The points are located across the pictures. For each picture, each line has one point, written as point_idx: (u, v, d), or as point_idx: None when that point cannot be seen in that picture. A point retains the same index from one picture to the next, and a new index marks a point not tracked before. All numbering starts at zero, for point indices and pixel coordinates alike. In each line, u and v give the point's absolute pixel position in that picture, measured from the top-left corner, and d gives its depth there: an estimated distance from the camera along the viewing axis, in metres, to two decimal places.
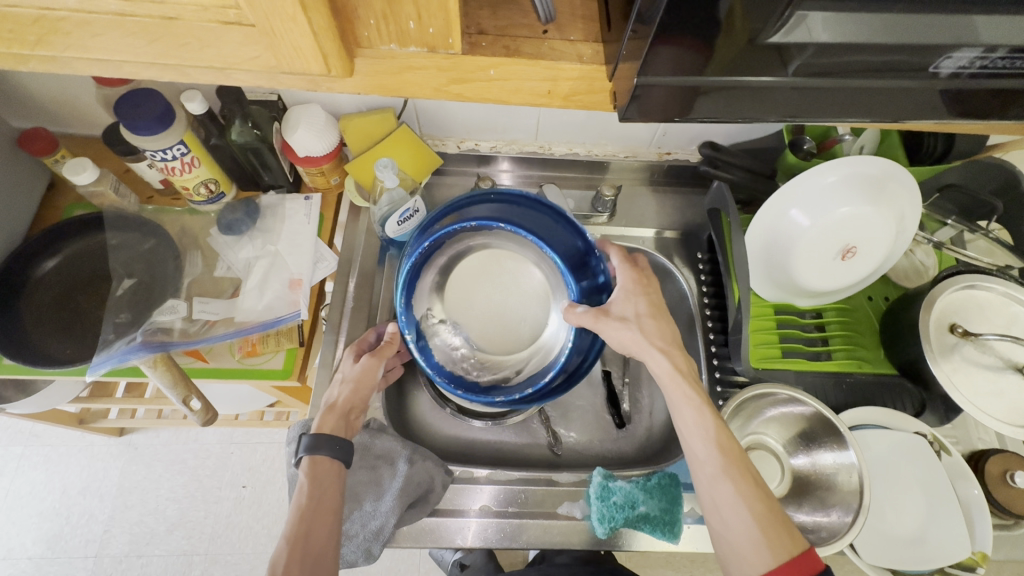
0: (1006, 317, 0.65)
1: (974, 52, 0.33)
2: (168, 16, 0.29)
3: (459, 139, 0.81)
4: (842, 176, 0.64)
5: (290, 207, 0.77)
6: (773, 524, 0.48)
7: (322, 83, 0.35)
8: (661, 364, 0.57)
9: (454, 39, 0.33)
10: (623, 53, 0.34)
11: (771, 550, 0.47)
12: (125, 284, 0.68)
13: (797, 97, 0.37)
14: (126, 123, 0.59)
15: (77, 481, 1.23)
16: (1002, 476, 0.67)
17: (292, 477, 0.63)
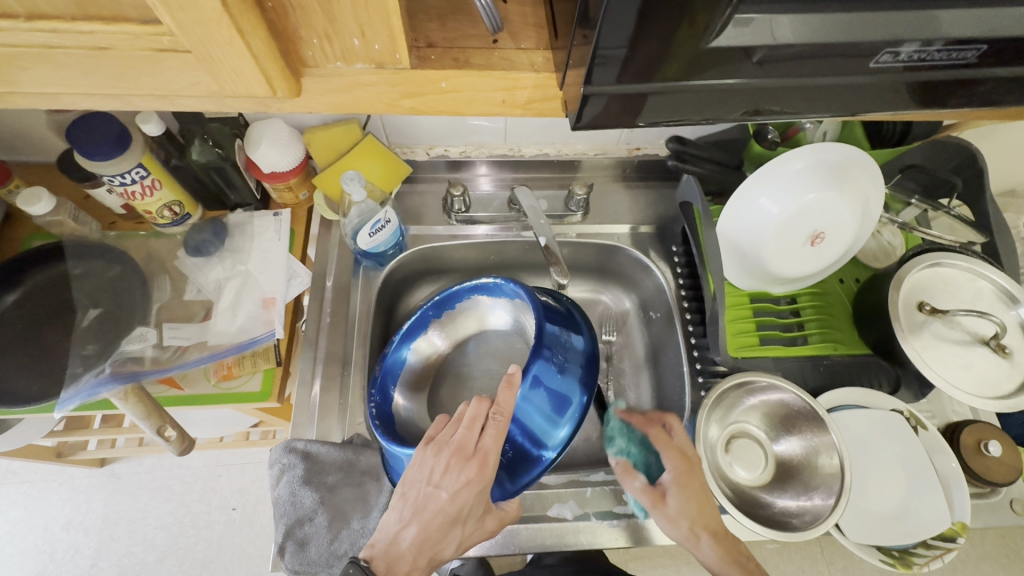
0: (971, 291, 0.66)
1: (912, 47, 0.34)
2: (98, 46, 0.28)
3: (427, 146, 0.81)
4: (808, 163, 0.65)
5: (259, 224, 0.75)
6: None
7: (271, 104, 0.34)
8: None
9: (401, 55, 0.32)
10: (570, 60, 0.34)
11: None
12: (90, 314, 0.65)
13: (751, 94, 0.37)
14: (79, 149, 0.57)
15: (60, 516, 1.20)
16: (976, 446, 0.69)
17: (278, 499, 0.62)
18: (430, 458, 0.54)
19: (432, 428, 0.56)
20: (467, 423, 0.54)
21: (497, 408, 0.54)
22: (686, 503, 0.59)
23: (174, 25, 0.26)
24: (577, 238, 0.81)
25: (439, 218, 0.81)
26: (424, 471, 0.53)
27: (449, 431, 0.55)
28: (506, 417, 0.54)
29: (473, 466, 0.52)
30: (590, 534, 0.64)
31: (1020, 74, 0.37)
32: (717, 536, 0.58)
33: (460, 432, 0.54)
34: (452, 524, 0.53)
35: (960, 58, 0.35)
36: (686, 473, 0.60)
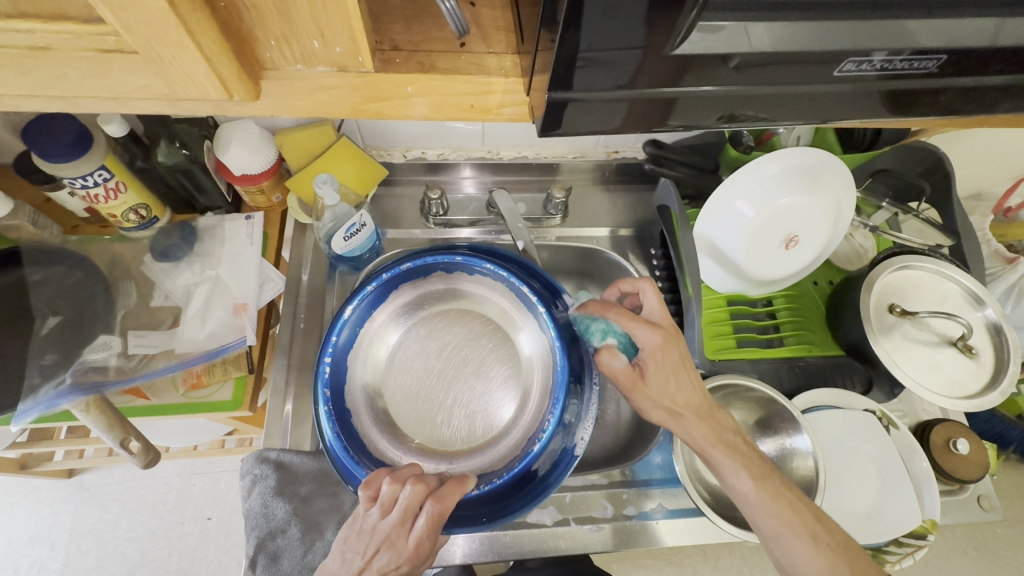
0: (939, 293, 0.68)
1: (876, 57, 0.34)
2: (37, 45, 0.26)
3: (404, 148, 0.80)
4: (781, 168, 0.66)
5: (230, 228, 0.73)
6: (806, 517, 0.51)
7: (231, 108, 0.33)
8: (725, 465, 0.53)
9: (363, 57, 0.31)
10: (536, 65, 0.33)
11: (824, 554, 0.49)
12: (49, 322, 0.62)
13: (722, 101, 0.37)
14: (35, 151, 0.55)
15: (24, 531, 1.15)
16: (945, 444, 0.70)
17: (249, 511, 0.61)
18: (361, 535, 0.49)
19: (360, 501, 0.50)
20: (398, 513, 0.49)
21: (434, 497, 0.50)
22: (664, 381, 0.55)
23: (117, 24, 0.25)
24: (556, 241, 0.81)
25: (416, 221, 0.80)
26: (359, 544, 0.49)
27: (376, 515, 0.49)
28: (443, 507, 0.50)
29: (406, 553, 0.48)
30: (569, 539, 0.64)
31: (980, 84, 0.38)
32: (700, 414, 0.54)
33: (388, 519, 0.49)
34: None
35: (922, 68, 0.36)
36: (663, 348, 0.55)
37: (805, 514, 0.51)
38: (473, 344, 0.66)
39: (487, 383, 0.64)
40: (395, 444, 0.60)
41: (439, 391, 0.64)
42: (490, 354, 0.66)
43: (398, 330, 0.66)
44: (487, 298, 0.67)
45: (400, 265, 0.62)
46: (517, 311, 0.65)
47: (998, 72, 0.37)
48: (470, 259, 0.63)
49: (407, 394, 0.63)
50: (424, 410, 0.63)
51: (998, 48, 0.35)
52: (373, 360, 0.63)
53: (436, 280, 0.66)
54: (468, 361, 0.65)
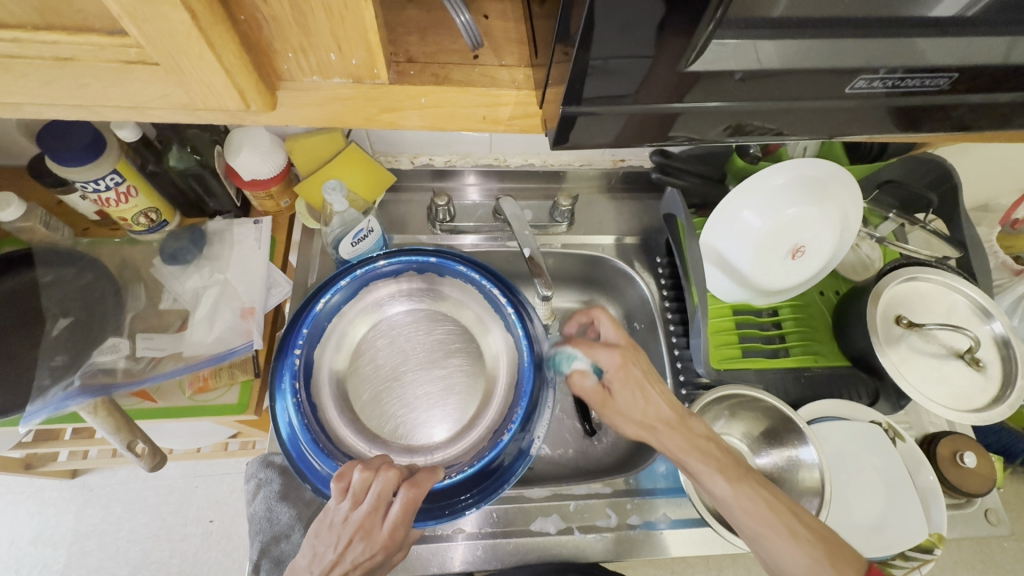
0: (946, 305, 0.67)
1: (887, 73, 0.35)
2: (62, 56, 0.27)
3: (412, 155, 0.80)
4: (788, 178, 0.66)
5: (239, 232, 0.74)
6: (791, 525, 0.49)
7: (247, 117, 0.34)
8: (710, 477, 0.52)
9: (379, 69, 0.32)
10: (550, 78, 0.34)
11: (806, 552, 0.48)
12: (60, 323, 0.63)
13: (732, 114, 0.37)
14: (50, 154, 0.56)
15: (28, 531, 1.16)
16: (952, 457, 0.70)
17: (253, 515, 0.61)
18: (332, 529, 0.50)
19: (335, 491, 0.50)
20: (369, 501, 0.49)
21: (409, 486, 0.50)
22: (629, 398, 0.56)
23: (141, 36, 0.25)
24: (562, 249, 0.81)
25: (423, 227, 0.81)
26: (331, 536, 0.50)
27: (347, 507, 0.50)
28: (417, 496, 0.50)
29: (377, 541, 0.49)
30: (574, 547, 0.64)
31: (992, 100, 0.38)
32: (672, 425, 0.55)
33: (360, 509, 0.49)
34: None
35: (933, 85, 0.36)
36: (623, 366, 0.56)
37: (783, 512, 0.50)
38: (443, 343, 0.64)
39: (452, 386, 0.62)
40: (357, 434, 0.57)
41: (405, 387, 0.62)
42: (457, 352, 0.64)
43: (371, 322, 0.65)
44: (455, 296, 0.66)
45: (373, 265, 0.65)
46: (489, 313, 0.64)
47: (1008, 89, 0.37)
48: (445, 261, 0.65)
49: (374, 389, 0.61)
50: (387, 405, 0.61)
51: (1008, 65, 0.35)
52: (345, 350, 0.63)
53: (411, 280, 0.66)
54: (436, 359, 0.64)
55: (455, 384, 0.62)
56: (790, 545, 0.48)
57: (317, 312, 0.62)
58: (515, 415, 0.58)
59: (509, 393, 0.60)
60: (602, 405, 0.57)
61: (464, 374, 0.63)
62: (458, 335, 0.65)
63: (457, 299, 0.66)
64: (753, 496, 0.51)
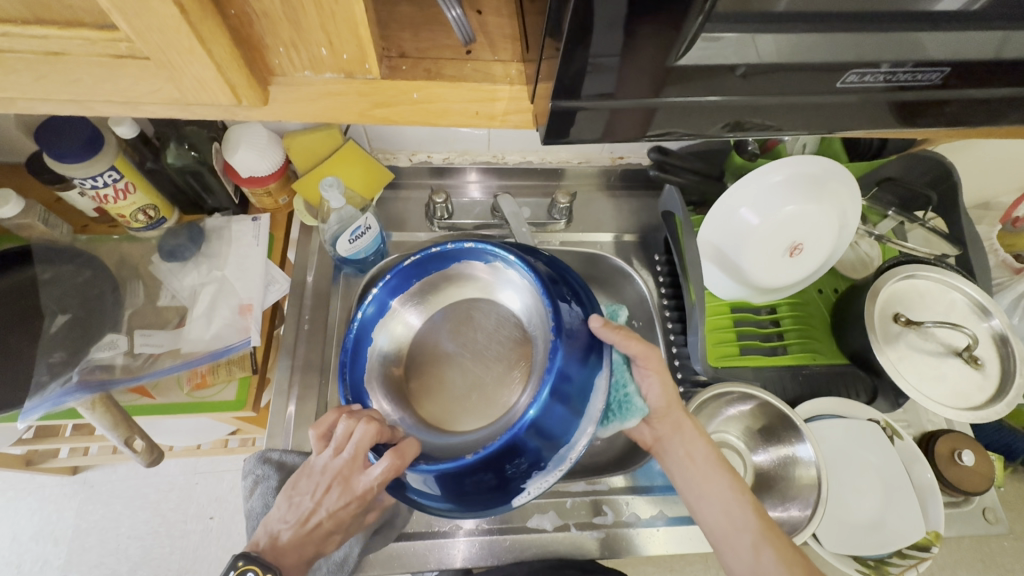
0: (945, 303, 0.67)
1: (880, 69, 0.34)
2: (52, 50, 0.27)
3: (410, 152, 0.80)
4: (786, 175, 0.65)
5: (237, 229, 0.74)
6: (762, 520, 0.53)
7: (239, 112, 0.34)
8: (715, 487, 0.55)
9: (370, 63, 0.32)
10: (541, 72, 0.34)
11: (774, 549, 0.51)
12: (58, 320, 0.63)
13: (727, 110, 0.37)
14: (47, 151, 0.56)
15: (29, 527, 1.16)
16: (951, 455, 0.69)
17: (251, 511, 0.62)
18: (310, 477, 0.51)
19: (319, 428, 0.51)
20: (350, 450, 0.48)
21: (387, 450, 0.47)
22: (672, 436, 0.57)
23: (130, 31, 0.25)
24: (560, 246, 0.81)
25: (421, 224, 0.80)
26: (308, 484, 0.51)
27: (328, 455, 0.49)
28: (395, 463, 0.46)
29: (352, 493, 0.49)
30: (570, 544, 0.64)
31: (985, 96, 0.38)
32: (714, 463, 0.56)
33: (339, 457, 0.49)
34: (331, 531, 0.52)
35: (926, 80, 0.36)
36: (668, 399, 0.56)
37: (767, 526, 0.53)
38: (497, 342, 0.57)
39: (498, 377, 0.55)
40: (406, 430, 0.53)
41: (462, 388, 0.55)
42: (510, 352, 0.56)
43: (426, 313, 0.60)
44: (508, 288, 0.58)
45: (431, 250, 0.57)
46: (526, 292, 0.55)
47: (1001, 85, 0.37)
48: (480, 245, 0.56)
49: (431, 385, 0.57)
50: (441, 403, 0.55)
51: (1000, 60, 0.35)
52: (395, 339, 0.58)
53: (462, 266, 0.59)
54: (491, 359, 0.57)
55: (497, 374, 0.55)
56: (770, 556, 0.51)
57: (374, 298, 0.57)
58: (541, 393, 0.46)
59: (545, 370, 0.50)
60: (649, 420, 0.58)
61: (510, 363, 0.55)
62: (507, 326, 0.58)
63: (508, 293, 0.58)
64: (744, 510, 0.53)
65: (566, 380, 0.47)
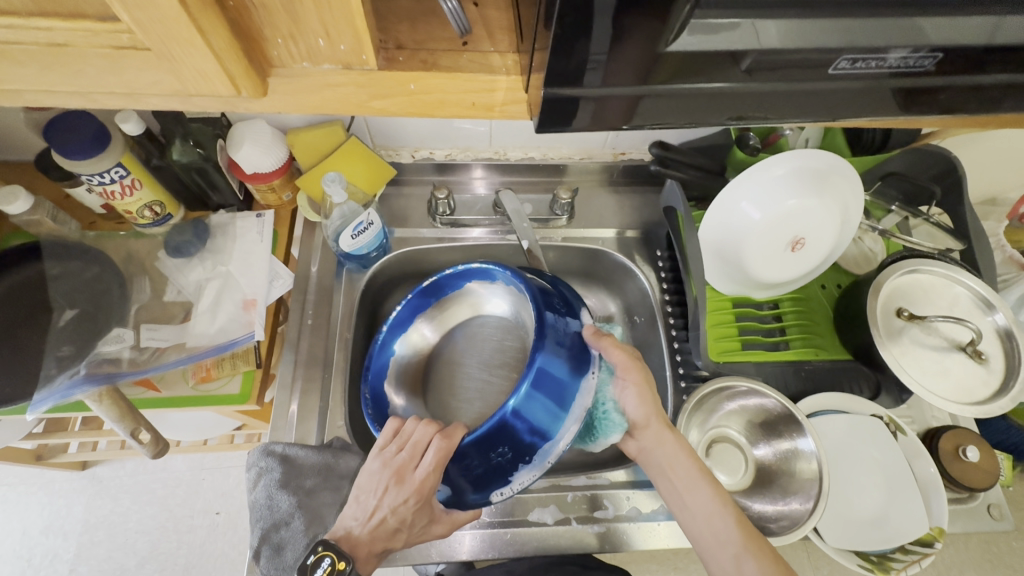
0: (949, 298, 0.67)
1: (874, 55, 0.35)
2: (56, 42, 0.28)
3: (413, 148, 0.81)
4: (788, 170, 0.65)
5: (241, 225, 0.74)
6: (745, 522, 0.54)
7: (239, 104, 0.34)
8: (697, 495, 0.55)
9: (367, 55, 0.32)
10: (533, 63, 0.34)
11: (755, 559, 0.52)
12: (66, 314, 0.64)
13: (722, 100, 0.37)
14: (56, 148, 0.57)
15: (39, 521, 1.18)
16: (955, 451, 0.69)
17: (254, 503, 0.62)
18: (372, 476, 0.53)
19: (382, 435, 0.54)
20: (410, 448, 0.52)
21: (439, 435, 0.51)
22: (656, 448, 0.57)
23: (131, 22, 0.26)
24: (562, 242, 0.81)
25: (424, 220, 0.81)
26: (371, 484, 0.53)
27: (391, 452, 0.53)
28: (447, 447, 0.51)
29: (409, 488, 0.51)
30: (571, 538, 0.64)
31: (980, 83, 0.38)
32: (700, 476, 0.56)
33: (401, 453, 0.52)
34: (396, 533, 0.52)
35: (918, 66, 0.36)
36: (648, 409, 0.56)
37: (750, 535, 0.53)
38: (502, 356, 0.66)
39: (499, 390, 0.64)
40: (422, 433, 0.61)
41: (472, 396, 0.64)
42: (511, 366, 0.65)
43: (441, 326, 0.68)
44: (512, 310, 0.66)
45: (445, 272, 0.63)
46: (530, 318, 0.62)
47: (994, 72, 0.37)
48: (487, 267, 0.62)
49: (444, 394, 0.65)
50: (454, 408, 0.64)
51: (993, 46, 0.35)
52: (412, 346, 0.65)
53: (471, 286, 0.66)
54: (495, 371, 0.65)
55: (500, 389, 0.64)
56: (751, 564, 0.51)
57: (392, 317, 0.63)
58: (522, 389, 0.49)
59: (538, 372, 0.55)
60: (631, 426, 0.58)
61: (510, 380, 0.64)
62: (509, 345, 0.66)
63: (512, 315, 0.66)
64: (725, 519, 0.54)
65: (549, 374, 0.50)
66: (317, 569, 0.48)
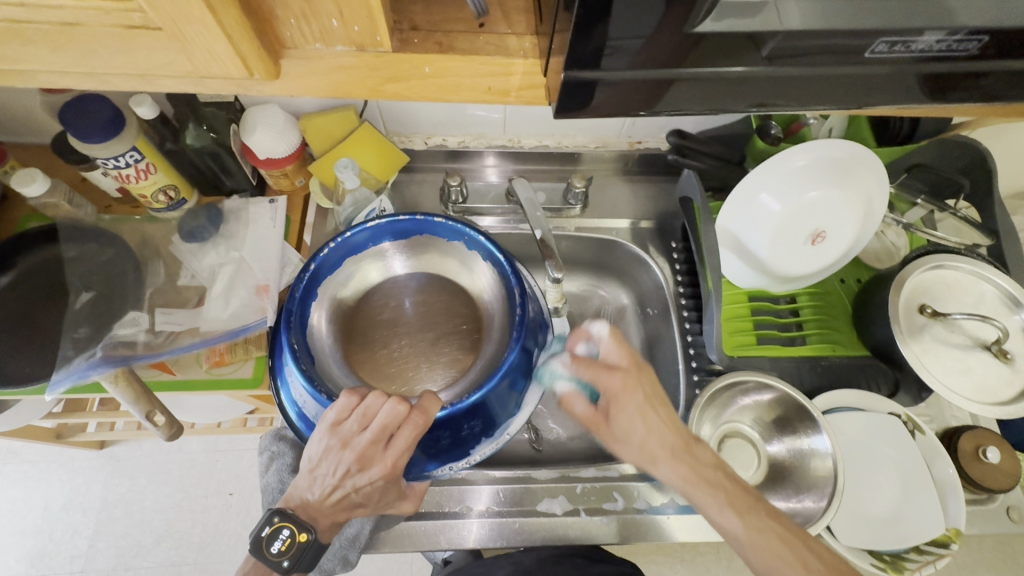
0: (974, 295, 0.65)
1: (913, 35, 0.33)
2: (67, 21, 0.27)
3: (425, 135, 0.80)
4: (810, 160, 0.64)
5: (254, 210, 0.74)
6: (759, 520, 0.50)
7: (252, 87, 0.34)
8: (694, 492, 0.51)
9: (382, 37, 0.32)
10: (554, 46, 0.33)
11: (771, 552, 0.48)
12: (83, 297, 0.65)
13: (747, 85, 0.36)
14: (71, 130, 0.57)
15: (59, 497, 1.21)
16: (975, 452, 0.67)
17: (266, 486, 0.62)
18: (331, 458, 0.51)
19: (336, 413, 0.51)
20: (374, 429, 0.50)
21: (414, 411, 0.51)
22: (628, 424, 0.53)
23: (143, 1, 0.26)
24: (575, 232, 0.80)
25: (436, 208, 0.80)
26: (331, 465, 0.52)
27: (352, 431, 0.51)
28: (424, 422, 0.51)
29: (376, 468, 0.51)
30: (580, 529, 0.64)
31: (1020, 67, 0.36)
32: (675, 453, 0.52)
33: (365, 433, 0.50)
34: (358, 504, 0.54)
35: (956, 49, 0.34)
36: (622, 389, 0.54)
37: (729, 489, 0.51)
38: (451, 320, 0.64)
39: (437, 351, 0.62)
40: (341, 370, 0.59)
41: (406, 350, 0.62)
42: (457, 331, 0.64)
43: (392, 272, 0.65)
44: (480, 280, 0.65)
45: (416, 216, 0.61)
46: (498, 291, 0.62)
47: None
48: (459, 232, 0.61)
49: (378, 340, 0.63)
50: (382, 359, 0.62)
51: None
52: (358, 279, 0.64)
53: (428, 243, 0.64)
54: (441, 333, 0.64)
55: (436, 349, 0.62)
56: (732, 517, 0.50)
57: (350, 239, 0.61)
58: (489, 382, 0.55)
59: (498, 350, 0.60)
60: (609, 399, 0.54)
61: (455, 346, 0.63)
62: (457, 306, 0.65)
63: (475, 284, 0.65)
64: (731, 516, 0.50)
65: (515, 369, 0.56)
66: (274, 540, 0.52)
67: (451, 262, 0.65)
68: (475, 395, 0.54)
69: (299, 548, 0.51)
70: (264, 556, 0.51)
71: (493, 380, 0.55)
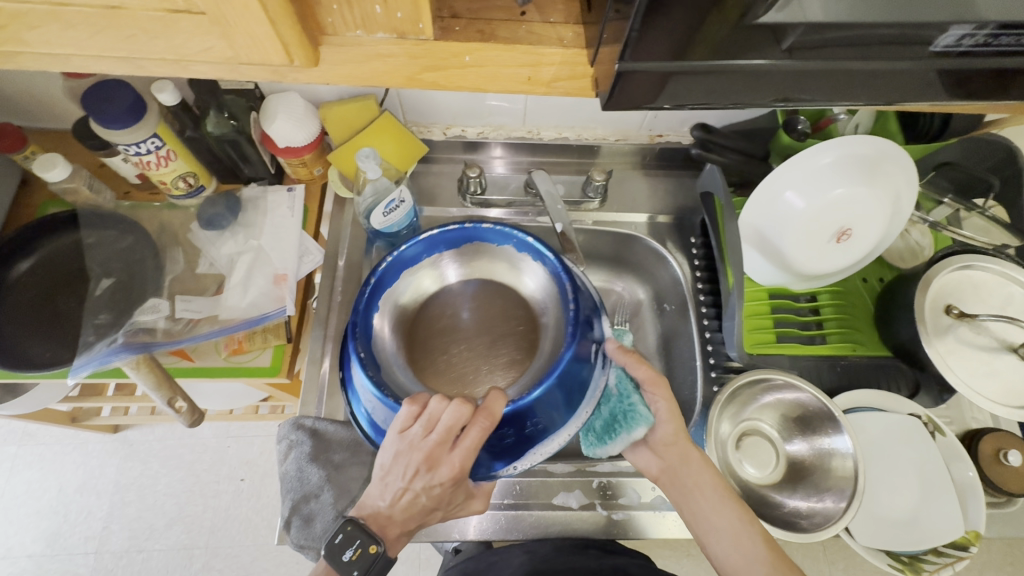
0: (1001, 296, 0.64)
1: (962, 29, 0.32)
2: (109, 5, 0.27)
3: (444, 125, 0.79)
4: (837, 157, 0.63)
5: (273, 199, 0.74)
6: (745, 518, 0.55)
7: (288, 74, 0.34)
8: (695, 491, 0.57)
9: (424, 24, 0.32)
10: (605, 35, 0.33)
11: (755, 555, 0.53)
12: (103, 284, 0.66)
13: (788, 78, 0.35)
14: (94, 116, 0.57)
15: (74, 479, 1.23)
16: (995, 455, 0.67)
17: (285, 474, 0.64)
18: (399, 462, 0.51)
19: (401, 419, 0.51)
20: (441, 433, 0.49)
21: (479, 413, 0.50)
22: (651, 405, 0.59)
23: None
24: (593, 226, 0.79)
25: (453, 199, 0.80)
26: (399, 469, 0.52)
27: (418, 435, 0.50)
28: (490, 424, 0.50)
29: (444, 471, 0.51)
30: (593, 523, 0.65)
31: None
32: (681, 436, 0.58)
33: (430, 437, 0.50)
34: (432, 508, 0.54)
35: (1008, 44, 0.33)
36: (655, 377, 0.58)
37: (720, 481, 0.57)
38: (508, 323, 0.63)
39: (495, 355, 0.61)
40: (408, 376, 0.58)
41: (464, 356, 0.62)
42: (516, 334, 0.62)
43: (447, 281, 0.65)
44: (530, 281, 0.64)
45: (467, 225, 0.62)
46: (550, 289, 0.61)
47: None
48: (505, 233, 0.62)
49: (437, 349, 0.62)
50: (443, 366, 0.61)
51: None
52: (415, 289, 0.64)
53: (479, 249, 0.64)
54: (498, 335, 0.63)
55: (496, 352, 0.61)
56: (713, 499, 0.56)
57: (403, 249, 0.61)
58: (547, 381, 0.52)
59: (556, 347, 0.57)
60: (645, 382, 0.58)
61: (512, 348, 0.62)
62: (513, 310, 0.64)
63: (527, 287, 0.64)
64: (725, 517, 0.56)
65: (576, 366, 0.54)
66: (347, 548, 0.51)
67: (499, 265, 0.65)
68: (539, 394, 0.52)
69: (369, 559, 0.51)
70: (338, 564, 0.50)
71: (552, 380, 0.52)
